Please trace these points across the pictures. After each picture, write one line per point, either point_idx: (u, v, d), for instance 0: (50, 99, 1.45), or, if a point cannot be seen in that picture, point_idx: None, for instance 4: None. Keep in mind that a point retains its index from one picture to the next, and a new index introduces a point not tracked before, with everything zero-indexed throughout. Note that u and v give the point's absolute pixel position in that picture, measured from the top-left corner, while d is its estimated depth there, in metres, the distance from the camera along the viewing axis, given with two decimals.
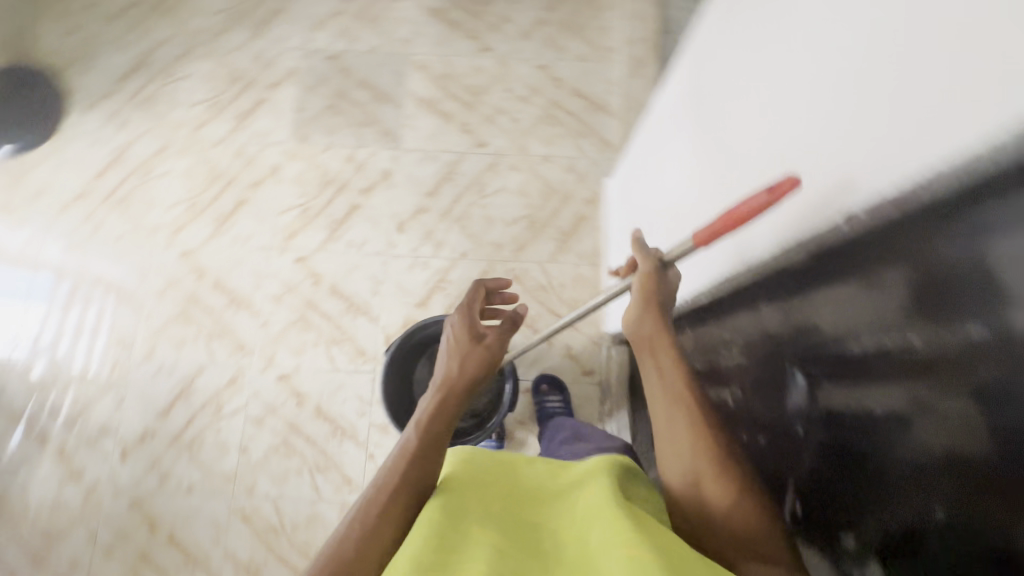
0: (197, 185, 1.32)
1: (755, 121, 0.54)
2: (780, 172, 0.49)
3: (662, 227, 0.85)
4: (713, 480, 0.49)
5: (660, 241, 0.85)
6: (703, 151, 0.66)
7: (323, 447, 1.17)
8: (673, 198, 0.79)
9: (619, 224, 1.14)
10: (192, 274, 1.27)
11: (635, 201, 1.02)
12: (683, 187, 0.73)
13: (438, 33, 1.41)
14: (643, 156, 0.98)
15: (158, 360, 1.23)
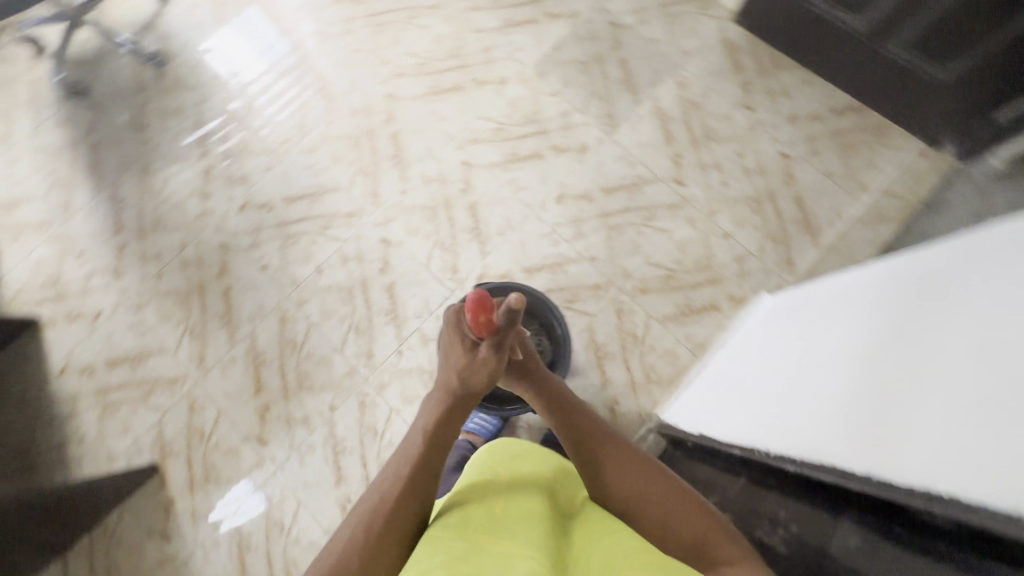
0: (439, 51, 1.40)
1: (852, 365, 0.61)
2: (859, 420, 0.56)
3: (739, 392, 0.90)
4: (658, 511, 0.65)
5: (731, 403, 0.90)
6: (805, 360, 0.74)
7: (372, 317, 1.23)
8: (763, 378, 0.85)
9: (737, 342, 1.09)
10: (383, 114, 1.36)
11: (736, 351, 1.05)
12: (813, 363, 0.72)
13: (718, 65, 1.36)
14: (765, 325, 1.02)
15: (312, 159, 1.34)
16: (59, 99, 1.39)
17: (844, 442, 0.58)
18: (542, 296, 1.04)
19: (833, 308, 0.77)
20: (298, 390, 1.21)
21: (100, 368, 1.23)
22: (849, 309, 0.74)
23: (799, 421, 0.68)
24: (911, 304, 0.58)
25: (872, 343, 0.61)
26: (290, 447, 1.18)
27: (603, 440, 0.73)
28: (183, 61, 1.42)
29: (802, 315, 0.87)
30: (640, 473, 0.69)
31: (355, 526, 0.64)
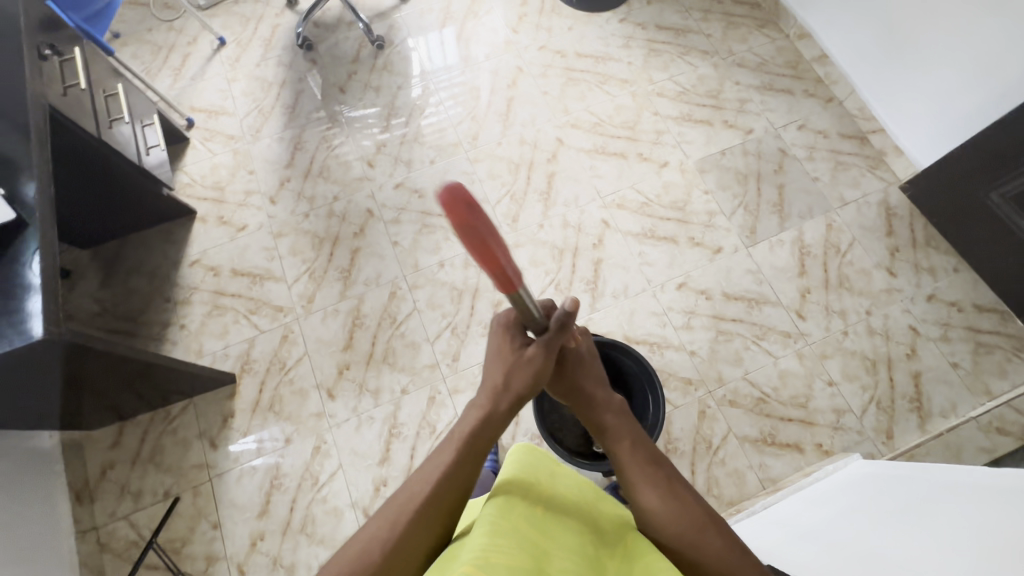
0: (616, 118, 1.50)
1: (975, 561, 0.59)
2: None
3: (821, 539, 0.85)
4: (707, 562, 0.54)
5: (808, 545, 0.85)
6: (914, 539, 0.70)
7: (470, 324, 1.28)
8: (856, 534, 0.80)
9: (823, 489, 1.05)
10: (547, 153, 1.46)
11: (824, 498, 1.00)
12: (920, 543, 0.69)
13: (872, 222, 1.39)
14: (868, 485, 0.97)
15: (472, 168, 1.45)
16: (290, 46, 1.60)
17: None
18: (652, 377, 1.03)
19: (956, 500, 0.74)
20: (380, 361, 1.26)
21: (225, 273, 1.35)
22: (920, 503, 0.78)
23: None
24: (995, 517, 0.64)
25: (945, 537, 0.66)
26: (353, 410, 1.22)
27: (649, 487, 0.58)
28: (398, 51, 1.60)
29: (920, 491, 0.82)
30: (694, 532, 0.56)
31: (376, 527, 0.53)
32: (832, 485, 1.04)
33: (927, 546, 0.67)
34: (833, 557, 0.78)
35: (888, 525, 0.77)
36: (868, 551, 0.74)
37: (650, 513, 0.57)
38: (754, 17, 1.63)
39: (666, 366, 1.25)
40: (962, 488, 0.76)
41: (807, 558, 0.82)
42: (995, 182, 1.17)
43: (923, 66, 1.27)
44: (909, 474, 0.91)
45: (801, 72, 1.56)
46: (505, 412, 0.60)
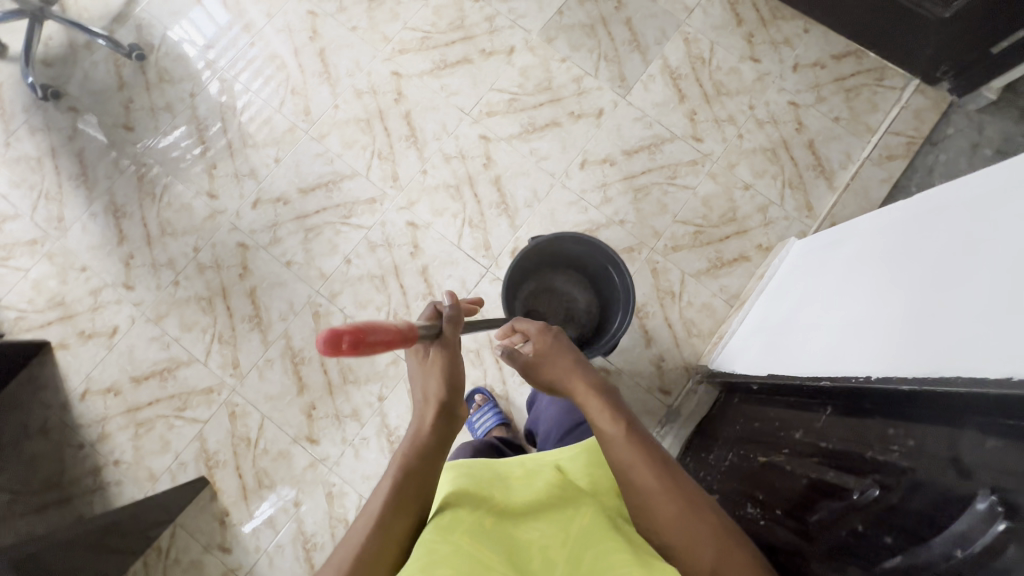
0: (441, 23, 1.34)
1: (922, 294, 0.65)
2: (929, 339, 0.60)
3: (788, 335, 0.93)
4: (692, 553, 0.58)
5: (779, 345, 0.94)
6: (862, 299, 0.77)
7: (409, 303, 1.20)
8: (813, 317, 0.88)
9: (782, 279, 1.12)
10: (392, 94, 1.30)
11: (783, 290, 1.08)
12: (867, 300, 0.76)
13: (721, 19, 1.37)
14: (812, 258, 1.04)
15: (324, 147, 1.27)
16: (31, 104, 1.28)
17: (909, 355, 0.62)
18: (589, 237, 1.01)
19: (880, 243, 0.81)
20: (342, 385, 1.17)
21: (126, 387, 1.16)
22: (876, 256, 0.80)
23: (841, 355, 0.75)
24: (949, 240, 0.65)
25: (918, 279, 0.67)
26: (342, 442, 1.15)
27: (646, 469, 0.62)
28: (165, 53, 1.31)
29: (849, 250, 0.90)
30: (684, 523, 0.59)
31: (365, 516, 0.58)
32: (789, 271, 1.11)
33: (876, 297, 0.74)
34: (803, 348, 0.86)
35: (837, 294, 0.85)
36: (856, 323, 0.76)
37: (644, 497, 0.61)
38: None
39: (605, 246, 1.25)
40: (883, 229, 0.82)
41: (809, 357, 0.83)
42: None
43: None
44: (840, 232, 0.98)
45: None
46: (442, 419, 0.66)
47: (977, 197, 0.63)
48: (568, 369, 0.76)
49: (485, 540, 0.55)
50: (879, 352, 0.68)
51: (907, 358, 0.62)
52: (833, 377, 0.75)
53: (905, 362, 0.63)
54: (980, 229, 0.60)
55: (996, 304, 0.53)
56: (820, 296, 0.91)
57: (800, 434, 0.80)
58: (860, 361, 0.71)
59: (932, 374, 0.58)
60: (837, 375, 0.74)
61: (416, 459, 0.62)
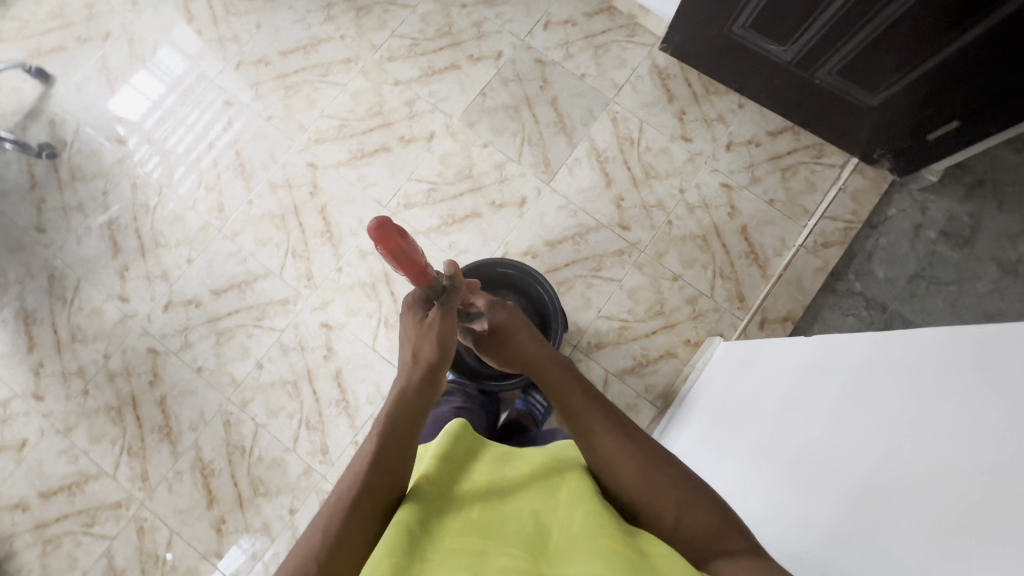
0: (359, 109, 1.30)
1: (864, 455, 0.58)
2: (875, 516, 0.52)
3: (719, 462, 0.85)
4: (670, 506, 0.56)
5: (710, 475, 0.85)
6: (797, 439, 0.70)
7: (322, 408, 1.17)
8: (744, 446, 0.81)
9: (709, 389, 1.06)
10: (307, 187, 1.26)
11: (711, 401, 1.01)
12: (802, 442, 0.69)
13: (651, 95, 1.31)
14: (739, 368, 0.99)
15: (237, 245, 1.24)
16: None
17: (853, 533, 0.54)
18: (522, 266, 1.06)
19: (815, 373, 0.77)
20: (252, 497, 1.14)
21: (34, 502, 1.14)
22: (791, 388, 0.79)
23: (778, 511, 0.67)
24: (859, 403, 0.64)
25: (834, 421, 0.65)
26: (252, 559, 1.12)
27: (610, 434, 0.60)
28: (79, 148, 1.29)
29: (777, 373, 0.86)
30: (646, 471, 0.58)
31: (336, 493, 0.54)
32: (716, 380, 1.06)
33: (811, 443, 0.67)
34: (736, 485, 0.78)
35: (769, 424, 0.78)
36: (770, 460, 0.73)
37: (603, 455, 0.59)
38: None
39: None
40: (816, 360, 0.78)
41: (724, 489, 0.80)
42: (729, 17, 1.11)
43: None
44: (767, 348, 0.94)
45: None
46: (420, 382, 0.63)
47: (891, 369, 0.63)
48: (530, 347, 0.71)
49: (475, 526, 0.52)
50: (818, 521, 0.59)
51: (860, 523, 0.54)
52: (773, 538, 0.65)
53: (848, 541, 0.54)
54: (892, 405, 0.59)
55: (906, 503, 0.50)
56: (750, 420, 0.84)
57: None
58: (781, 501, 0.67)
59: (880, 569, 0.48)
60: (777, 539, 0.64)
61: (396, 419, 0.59)
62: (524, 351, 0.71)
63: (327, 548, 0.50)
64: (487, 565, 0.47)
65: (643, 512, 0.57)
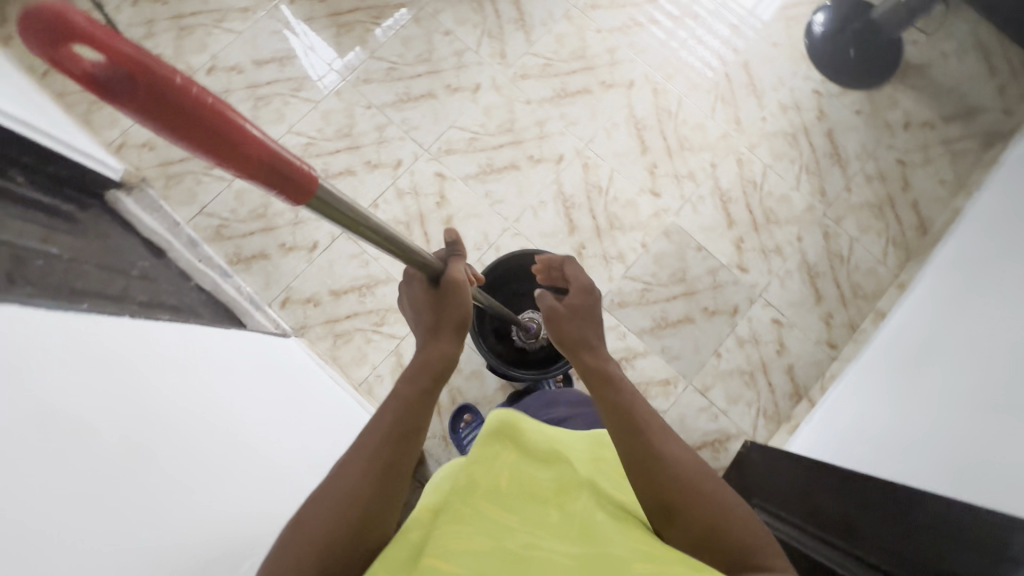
0: (685, 128, 1.33)
1: (206, 484, 0.55)
2: (155, 459, 0.50)
3: (265, 386, 0.82)
4: (719, 513, 0.50)
5: (252, 371, 0.83)
6: (250, 444, 0.67)
7: (404, 80, 1.32)
8: (267, 405, 0.77)
9: (347, 414, 1.01)
10: (608, 79, 1.35)
11: (329, 405, 0.97)
12: (247, 446, 0.66)
13: (693, 425, 1.20)
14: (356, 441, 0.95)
15: (559, 18, 1.37)
16: None
17: (148, 430, 0.51)
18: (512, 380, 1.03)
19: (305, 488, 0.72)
20: (337, 24, 1.35)
21: None
22: (302, 465, 0.75)
23: (197, 393, 0.64)
24: (260, 450, 0.68)
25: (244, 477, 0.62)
26: (288, 21, 1.34)
27: (660, 436, 0.56)
28: None
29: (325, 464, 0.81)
30: (690, 470, 0.53)
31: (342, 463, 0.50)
32: (351, 420, 1.01)
33: (237, 449, 0.64)
34: (238, 382, 0.75)
35: (275, 429, 0.75)
36: (244, 416, 0.70)
37: (654, 450, 0.54)
38: (896, 228, 1.31)
39: None
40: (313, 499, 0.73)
41: (234, 372, 0.77)
42: (772, 502, 0.93)
43: (900, 398, 0.94)
44: None
45: (854, 300, 1.27)
46: (438, 371, 0.57)
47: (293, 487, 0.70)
48: (587, 332, 0.69)
49: (496, 506, 0.54)
50: (173, 412, 0.57)
51: (155, 445, 0.51)
52: (182, 380, 0.63)
53: (138, 419, 0.51)
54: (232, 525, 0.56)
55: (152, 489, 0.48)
56: (287, 420, 0.80)
57: (153, 303, 0.88)
58: (206, 403, 0.64)
59: (112, 429, 0.47)
60: (177, 380, 0.62)
61: (399, 399, 0.53)
62: (585, 338, 0.68)
63: (336, 529, 0.46)
64: (510, 538, 0.48)
65: (683, 512, 0.51)
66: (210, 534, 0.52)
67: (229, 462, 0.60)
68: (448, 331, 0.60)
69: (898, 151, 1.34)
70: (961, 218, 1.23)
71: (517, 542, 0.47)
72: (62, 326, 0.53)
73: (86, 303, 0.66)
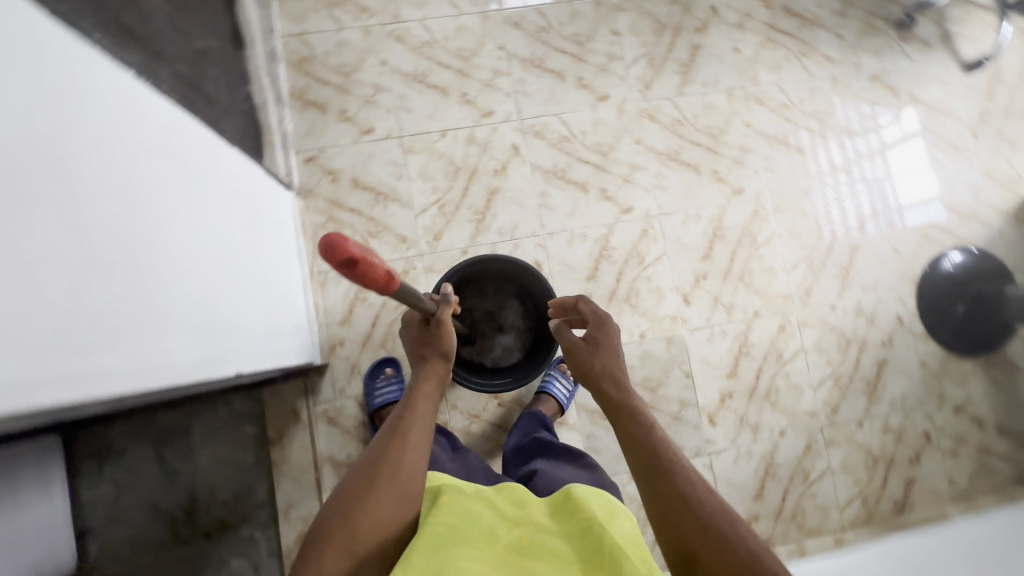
0: (755, 264, 1.24)
1: (113, 255, 0.51)
2: (75, 196, 0.47)
3: (226, 221, 0.80)
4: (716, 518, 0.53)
5: (223, 202, 0.80)
6: (175, 257, 0.63)
7: (548, 44, 1.25)
8: (214, 239, 0.75)
9: (281, 301, 0.97)
10: (721, 172, 1.26)
11: (270, 282, 0.94)
12: (171, 256, 0.63)
13: None
14: (271, 329, 0.91)
15: (721, 88, 1.28)
16: None
17: (85, 168, 0.49)
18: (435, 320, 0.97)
19: (202, 336, 0.67)
20: None
21: None
22: (211, 312, 0.71)
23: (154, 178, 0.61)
24: (181, 269, 0.64)
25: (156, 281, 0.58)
26: None
27: (662, 451, 0.59)
28: (892, 44, 1.34)
29: (231, 329, 0.76)
30: (688, 481, 0.56)
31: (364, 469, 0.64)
32: (280, 309, 0.97)
33: (161, 251, 0.61)
34: (201, 198, 0.73)
35: (206, 264, 0.71)
36: (185, 230, 0.67)
37: (659, 472, 0.57)
38: (875, 489, 1.20)
39: (456, 219, 1.19)
40: (207, 352, 0.68)
41: (205, 190, 0.75)
42: None
43: None
44: (256, 360, 0.85)
45: (787, 522, 1.17)
46: (434, 394, 0.74)
47: (190, 343, 0.64)
48: (604, 348, 0.71)
49: (498, 541, 0.60)
50: (118, 173, 0.54)
51: (82, 183, 0.48)
52: (148, 156, 0.61)
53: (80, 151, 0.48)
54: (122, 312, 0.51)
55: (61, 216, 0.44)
56: (223, 266, 0.76)
57: (196, 71, 0.86)
58: (155, 192, 0.61)
59: (50, 137, 0.44)
60: (142, 152, 0.60)
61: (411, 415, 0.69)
62: (604, 353, 0.70)
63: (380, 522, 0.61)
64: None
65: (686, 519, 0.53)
66: (95, 304, 0.48)
67: (145, 253, 0.57)
68: (438, 366, 0.76)
69: (932, 424, 1.23)
70: (965, 529, 1.10)
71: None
72: (66, 44, 0.48)
73: (124, 29, 0.64)
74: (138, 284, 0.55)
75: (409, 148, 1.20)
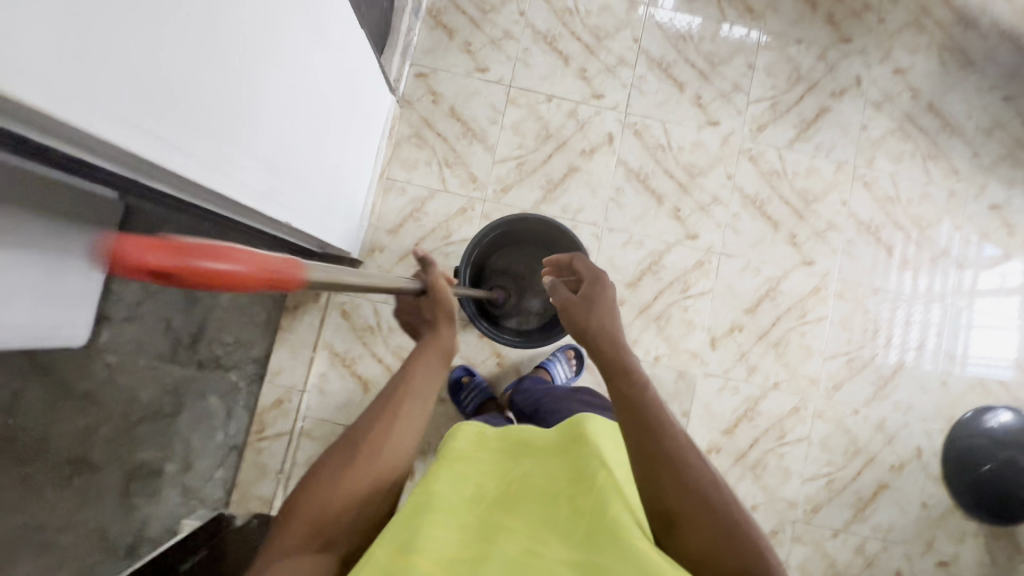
0: (795, 338, 1.20)
1: (227, 52, 0.54)
2: None
3: (328, 86, 0.84)
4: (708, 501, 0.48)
5: (333, 69, 0.84)
6: (274, 89, 0.67)
7: (681, 53, 1.24)
8: (312, 94, 0.78)
9: (344, 183, 1.01)
10: (799, 237, 1.22)
11: (341, 162, 0.97)
12: (272, 84, 0.66)
13: None
14: (326, 203, 0.95)
15: (832, 158, 1.24)
16: None
17: None
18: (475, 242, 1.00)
19: (266, 169, 0.71)
20: None
21: None
22: (283, 155, 0.74)
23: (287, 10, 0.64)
24: (274, 101, 0.67)
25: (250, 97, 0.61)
26: None
27: (662, 420, 0.52)
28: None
29: (293, 180, 0.79)
30: (683, 455, 0.50)
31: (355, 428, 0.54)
32: (341, 190, 1.01)
33: (266, 75, 0.64)
34: (318, 53, 0.76)
35: (297, 112, 0.74)
36: (292, 70, 0.70)
37: (653, 446, 0.51)
38: None
39: (528, 180, 1.21)
40: (264, 185, 0.71)
41: (323, 48, 0.78)
42: None
43: None
44: (304, 221, 0.88)
45: None
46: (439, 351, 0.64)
47: (252, 169, 0.67)
48: (596, 307, 0.61)
49: (481, 506, 0.52)
50: None
51: None
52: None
53: None
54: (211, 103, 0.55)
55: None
56: (310, 122, 0.80)
57: None
58: (282, 22, 0.64)
59: None
60: None
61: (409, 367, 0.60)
62: (595, 314, 0.60)
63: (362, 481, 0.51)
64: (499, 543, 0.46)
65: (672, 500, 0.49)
66: (192, 80, 0.51)
67: (252, 68, 0.60)
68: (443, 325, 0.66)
69: (908, 566, 1.16)
70: None
71: (511, 548, 0.45)
72: None
73: None
74: (233, 88, 0.57)
75: (513, 99, 1.22)
